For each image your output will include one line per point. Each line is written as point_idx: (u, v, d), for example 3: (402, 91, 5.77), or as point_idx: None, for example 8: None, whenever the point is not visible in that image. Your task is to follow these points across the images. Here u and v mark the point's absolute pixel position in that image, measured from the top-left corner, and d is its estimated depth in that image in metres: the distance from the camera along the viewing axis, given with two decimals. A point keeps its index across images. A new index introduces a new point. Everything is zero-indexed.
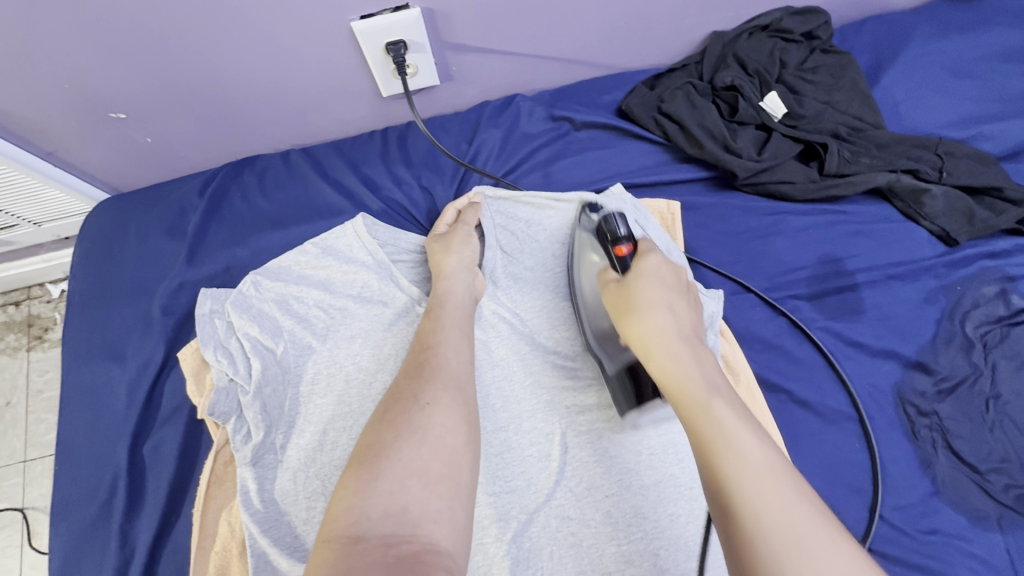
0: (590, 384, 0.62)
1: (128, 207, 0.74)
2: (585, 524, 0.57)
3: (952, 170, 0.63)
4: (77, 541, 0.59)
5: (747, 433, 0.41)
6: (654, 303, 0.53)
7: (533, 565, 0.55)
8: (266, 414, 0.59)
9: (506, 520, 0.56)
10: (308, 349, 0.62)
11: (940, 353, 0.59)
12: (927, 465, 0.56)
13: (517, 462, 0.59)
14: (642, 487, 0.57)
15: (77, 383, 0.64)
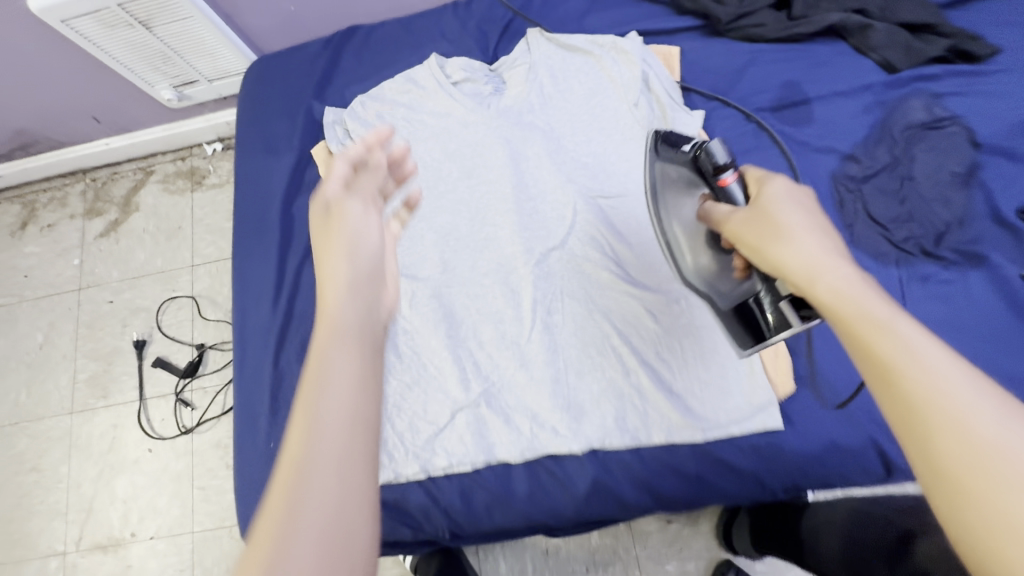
0: (598, 175, 0.84)
1: (272, 58, 1.03)
2: (587, 258, 0.80)
3: (895, 11, 0.83)
4: (252, 262, 0.90)
5: (946, 371, 0.34)
6: (797, 232, 0.46)
7: (549, 281, 0.80)
8: None
9: (531, 253, 0.82)
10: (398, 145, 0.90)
11: (869, 149, 0.79)
12: (848, 224, 0.77)
13: (542, 220, 0.83)
14: (630, 242, 0.80)
15: (248, 171, 0.95)
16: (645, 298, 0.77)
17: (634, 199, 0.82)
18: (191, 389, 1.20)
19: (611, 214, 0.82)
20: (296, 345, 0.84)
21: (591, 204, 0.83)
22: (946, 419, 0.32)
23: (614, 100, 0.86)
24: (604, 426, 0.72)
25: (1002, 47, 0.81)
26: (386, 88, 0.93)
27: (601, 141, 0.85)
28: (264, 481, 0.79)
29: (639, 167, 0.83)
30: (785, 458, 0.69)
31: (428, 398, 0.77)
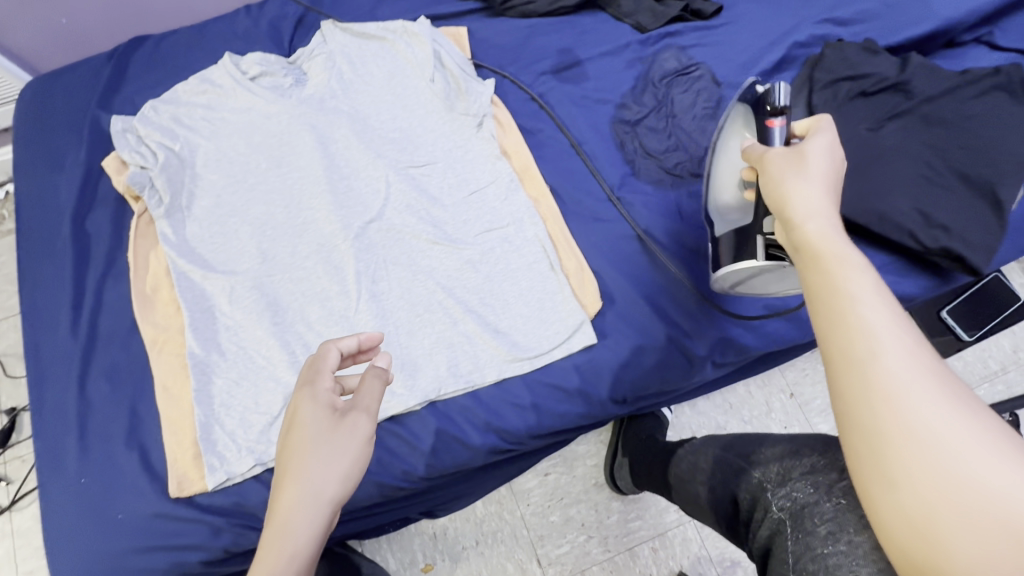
0: (406, 147, 0.87)
1: (48, 77, 0.95)
2: (404, 224, 0.82)
3: None
4: (43, 289, 0.81)
5: (895, 341, 0.36)
6: (808, 184, 0.49)
7: (370, 251, 0.81)
8: (171, 183, 0.84)
9: (349, 228, 0.82)
10: (198, 145, 0.87)
11: (637, 96, 0.91)
12: (630, 161, 0.87)
13: (358, 196, 0.84)
14: (442, 204, 0.84)
15: (31, 195, 0.87)
16: (464, 251, 0.81)
17: (442, 163, 0.86)
18: (4, 461, 1.04)
19: (423, 181, 0.85)
20: (104, 367, 0.77)
21: (403, 174, 0.86)
22: (883, 378, 0.35)
23: (413, 79, 0.91)
24: (438, 376, 0.73)
25: (725, 5, 0.97)
26: (179, 91, 0.90)
27: (406, 116, 0.89)
28: (79, 522, 0.70)
29: (444, 135, 0.88)
30: (604, 368, 0.75)
31: (258, 389, 0.74)
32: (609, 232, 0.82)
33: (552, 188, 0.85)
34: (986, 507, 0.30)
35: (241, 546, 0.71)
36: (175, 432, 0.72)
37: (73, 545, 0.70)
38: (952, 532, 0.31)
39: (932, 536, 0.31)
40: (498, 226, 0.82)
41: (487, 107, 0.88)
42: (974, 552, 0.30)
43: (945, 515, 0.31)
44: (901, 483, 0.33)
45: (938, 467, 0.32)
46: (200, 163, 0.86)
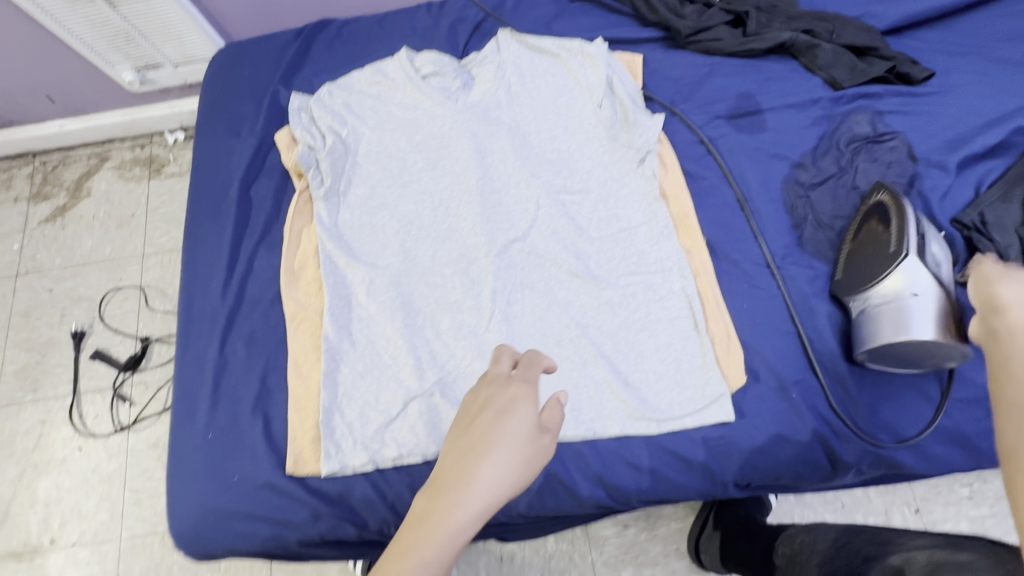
0: (561, 170, 0.85)
1: (239, 46, 1.01)
2: (546, 251, 0.81)
3: (840, 33, 0.88)
4: (203, 245, 0.87)
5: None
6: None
7: (509, 271, 0.80)
8: (334, 168, 0.87)
9: (493, 244, 0.81)
10: (363, 134, 0.89)
11: (818, 158, 0.84)
12: (798, 228, 0.80)
13: (506, 211, 0.83)
14: (589, 236, 0.81)
15: (208, 154, 0.93)
16: (603, 292, 0.77)
17: (595, 195, 0.83)
18: (131, 383, 1.13)
19: (573, 209, 0.83)
20: (244, 331, 0.81)
21: (555, 199, 0.83)
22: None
23: (580, 103, 0.88)
24: None
25: (937, 71, 0.87)
26: (354, 77, 0.93)
27: (566, 139, 0.86)
28: (199, 472, 0.75)
29: (602, 165, 0.85)
30: (735, 450, 0.69)
31: (380, 386, 0.75)
32: (764, 302, 0.75)
33: (709, 242, 0.80)
34: None
35: (337, 535, 0.72)
36: (300, 410, 0.75)
37: (191, 493, 0.74)
38: None
39: None
40: (644, 271, 0.78)
41: (653, 144, 0.84)
42: None
43: None
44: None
45: None
46: (362, 152, 0.88)
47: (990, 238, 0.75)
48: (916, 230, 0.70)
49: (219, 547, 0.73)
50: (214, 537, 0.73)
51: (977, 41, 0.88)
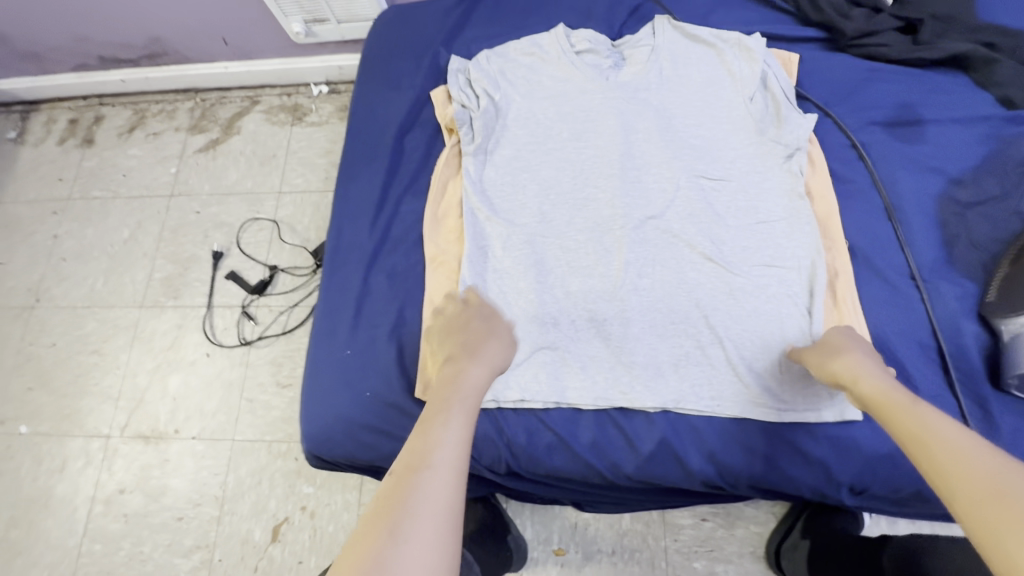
0: (703, 157, 0.86)
1: (404, 7, 1.09)
2: (682, 231, 0.82)
3: (1023, 51, 0.84)
4: (356, 184, 0.95)
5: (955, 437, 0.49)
6: (859, 353, 0.64)
7: (642, 245, 0.82)
8: (484, 128, 0.92)
9: (629, 218, 0.84)
10: (513, 100, 0.93)
11: (980, 175, 0.81)
12: (949, 244, 0.78)
13: (644, 189, 0.85)
14: (725, 224, 0.82)
15: (367, 104, 1.01)
16: (735, 279, 0.77)
17: (737, 184, 0.84)
18: (256, 305, 1.24)
19: (712, 195, 0.84)
20: (387, 266, 0.88)
21: (695, 183, 0.85)
22: (953, 462, 0.47)
23: (731, 93, 0.89)
24: (680, 389, 0.73)
25: None
26: (511, 47, 0.98)
27: (714, 126, 0.87)
28: (334, 385, 0.82)
29: (747, 156, 0.85)
30: (857, 454, 0.69)
31: (507, 334, 0.79)
32: (904, 313, 0.74)
33: (849, 245, 0.79)
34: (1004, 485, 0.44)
35: None
36: None
37: (325, 402, 0.82)
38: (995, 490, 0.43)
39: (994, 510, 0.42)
40: (779, 265, 0.78)
41: (803, 141, 0.84)
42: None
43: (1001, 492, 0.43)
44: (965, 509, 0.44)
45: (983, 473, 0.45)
46: (512, 117, 0.93)
47: None
48: None
49: (345, 454, 0.81)
50: (342, 443, 0.81)
51: None
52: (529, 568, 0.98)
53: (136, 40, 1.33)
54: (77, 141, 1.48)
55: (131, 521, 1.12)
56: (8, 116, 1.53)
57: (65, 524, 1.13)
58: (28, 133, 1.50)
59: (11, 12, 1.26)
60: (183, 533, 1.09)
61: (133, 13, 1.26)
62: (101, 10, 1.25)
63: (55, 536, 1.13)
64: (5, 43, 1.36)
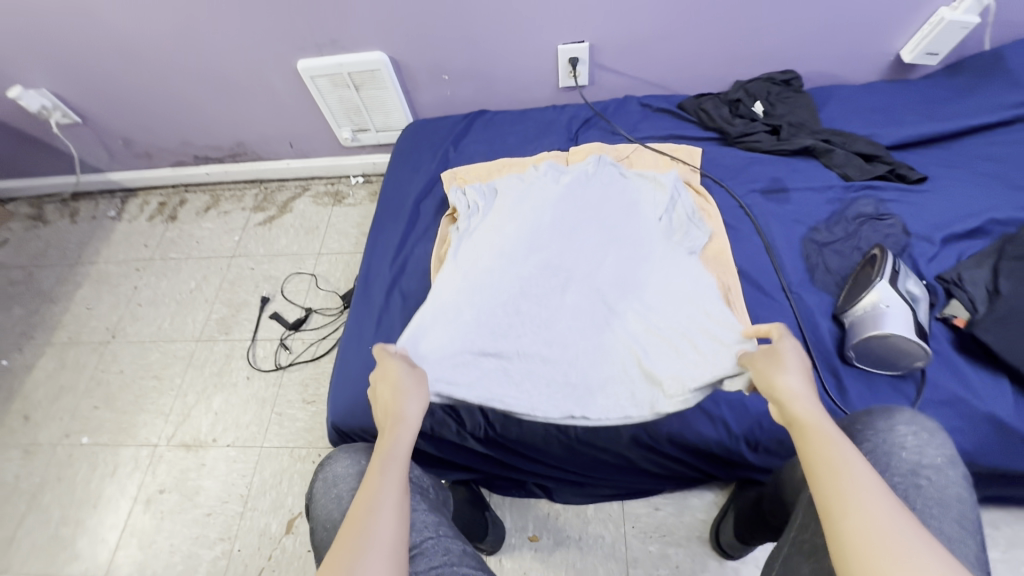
0: (624, 242, 1.05)
1: (425, 122, 1.52)
2: (608, 294, 0.98)
3: (851, 144, 1.21)
4: (383, 232, 1.29)
5: (885, 507, 0.52)
6: (798, 374, 0.67)
7: (579, 295, 0.98)
8: (467, 217, 1.16)
9: (565, 281, 1.01)
10: (490, 198, 1.18)
11: (830, 224, 1.13)
12: (811, 269, 1.08)
13: (578, 257, 1.03)
14: (640, 286, 0.98)
15: (395, 182, 1.39)
16: (659, 329, 0.91)
17: (655, 262, 1.01)
18: (292, 339, 1.53)
19: (635, 269, 1.00)
20: (402, 288, 1.18)
21: (620, 260, 1.02)
22: (863, 527, 0.51)
23: (649, 209, 1.10)
24: (607, 408, 0.86)
25: (928, 176, 1.16)
26: (498, 178, 1.23)
27: (634, 223, 1.07)
28: (357, 371, 1.08)
29: (658, 244, 1.04)
30: (746, 411, 0.92)
31: (459, 352, 0.91)
32: (777, 314, 1.02)
33: (739, 270, 1.09)
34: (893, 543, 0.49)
35: (443, 428, 1.01)
36: None
37: (348, 384, 1.07)
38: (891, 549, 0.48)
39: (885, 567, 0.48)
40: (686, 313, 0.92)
41: (699, 248, 1.06)
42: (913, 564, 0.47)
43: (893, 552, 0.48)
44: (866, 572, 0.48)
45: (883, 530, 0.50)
46: (486, 211, 1.15)
47: (964, 289, 0.97)
48: (893, 269, 0.96)
49: (359, 422, 1.04)
50: (359, 414, 1.04)
51: (967, 160, 1.17)
52: (507, 551, 1.14)
53: (224, 143, 1.79)
54: (163, 218, 1.88)
55: (166, 517, 1.29)
56: (112, 200, 1.96)
57: (108, 522, 1.30)
58: (126, 212, 1.92)
59: (139, 124, 1.73)
60: (210, 527, 1.26)
61: (227, 124, 1.72)
62: (205, 122, 1.72)
63: (97, 532, 1.29)
64: (126, 146, 1.83)
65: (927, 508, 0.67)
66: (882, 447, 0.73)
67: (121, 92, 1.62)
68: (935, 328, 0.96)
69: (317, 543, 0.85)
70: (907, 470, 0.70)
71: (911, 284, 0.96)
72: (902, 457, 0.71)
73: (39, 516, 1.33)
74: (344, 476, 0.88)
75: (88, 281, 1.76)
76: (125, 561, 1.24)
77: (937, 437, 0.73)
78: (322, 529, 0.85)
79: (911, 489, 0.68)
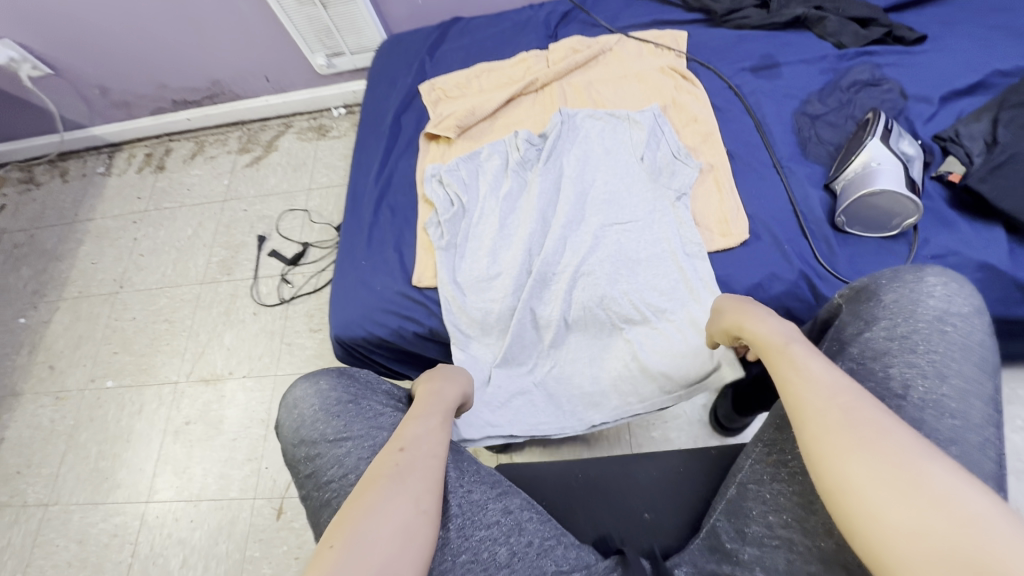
0: (612, 210, 1.03)
1: (398, 37, 1.45)
2: (603, 275, 0.96)
3: (846, 9, 1.14)
4: (368, 150, 1.27)
5: (838, 399, 0.46)
6: (751, 306, 0.71)
7: (575, 292, 0.97)
8: (453, 226, 1.08)
9: (563, 279, 0.98)
10: (473, 194, 1.12)
11: (824, 97, 1.08)
12: (803, 144, 1.04)
13: (575, 242, 1.01)
14: (635, 256, 0.97)
15: (374, 100, 1.35)
16: (648, 306, 0.94)
17: (642, 223, 1.00)
18: (293, 273, 1.55)
19: (622, 236, 1.00)
20: (391, 204, 1.18)
21: (607, 228, 1.01)
22: (812, 412, 0.46)
23: (628, 155, 1.09)
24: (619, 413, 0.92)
25: (929, 36, 1.09)
26: (475, 161, 1.16)
27: (615, 184, 1.06)
28: (355, 286, 1.09)
29: (644, 201, 1.03)
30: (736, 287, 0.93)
31: (496, 394, 0.94)
32: (769, 190, 1.00)
33: (729, 152, 1.06)
34: (839, 420, 0.44)
35: (442, 332, 1.03)
36: (424, 249, 1.08)
37: (348, 299, 1.08)
38: (835, 424, 0.44)
39: (831, 447, 0.43)
40: (676, 280, 0.95)
41: (689, 186, 1.02)
42: (856, 433, 0.42)
43: (839, 426, 0.44)
44: (824, 472, 0.42)
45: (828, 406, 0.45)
46: (474, 215, 1.09)
47: (961, 145, 0.94)
48: (887, 128, 0.92)
49: (362, 332, 1.05)
50: (359, 326, 1.06)
51: (971, 14, 1.10)
52: (514, 449, 1.19)
53: (200, 84, 1.74)
54: (151, 169, 1.87)
55: (195, 444, 1.37)
56: (99, 157, 1.95)
57: (141, 454, 1.38)
58: (115, 167, 1.91)
59: (112, 70, 1.69)
60: (237, 449, 1.34)
61: (200, 62, 1.67)
62: (177, 61, 1.67)
63: (135, 462, 1.38)
64: (102, 95, 1.79)
65: (947, 360, 0.51)
66: (906, 297, 0.56)
67: (87, 35, 1.57)
68: (930, 187, 0.93)
69: (291, 467, 0.75)
70: (930, 317, 0.54)
71: (905, 142, 0.93)
72: (922, 308, 0.55)
73: (79, 453, 1.42)
74: (305, 396, 0.79)
75: (88, 237, 1.78)
76: (164, 486, 1.33)
77: (968, 285, 0.57)
78: (293, 453, 0.75)
79: (934, 337, 0.53)
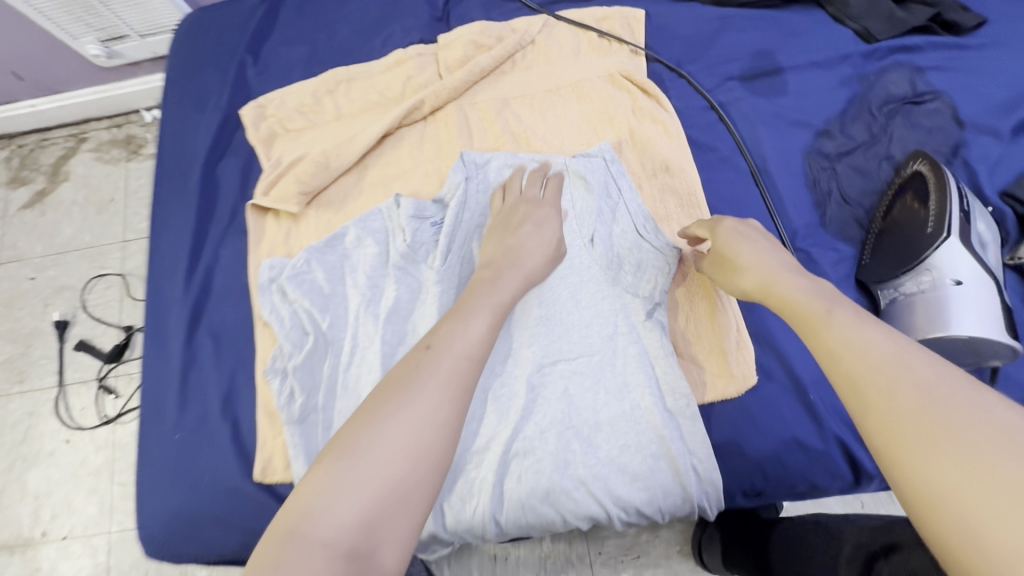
0: (555, 338, 0.67)
1: (202, 11, 0.91)
2: (546, 459, 0.62)
3: None
4: (169, 225, 0.80)
5: (905, 361, 0.38)
6: (744, 244, 0.59)
7: (505, 486, 0.63)
8: (310, 377, 0.68)
9: (491, 462, 0.63)
10: (337, 315, 0.70)
11: (847, 124, 0.74)
12: (820, 206, 0.71)
13: (505, 401, 0.65)
14: (594, 423, 0.63)
15: (170, 129, 0.85)
16: (619, 501, 0.62)
17: (599, 359, 0.65)
18: (116, 374, 1.10)
19: (571, 384, 0.65)
20: (214, 325, 0.76)
21: (546, 371, 0.66)
22: (872, 386, 0.38)
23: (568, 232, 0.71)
24: None
25: (989, 19, 0.75)
26: (335, 250, 0.74)
27: (552, 285, 0.68)
28: (167, 479, 0.69)
29: (601, 318, 0.67)
30: (743, 458, 0.63)
31: None
32: None
33: None
34: (903, 389, 0.36)
35: None
36: (269, 413, 0.70)
37: (157, 505, 0.69)
38: (906, 396, 0.36)
39: (911, 421, 0.35)
40: (654, 455, 0.62)
41: (664, 291, 0.68)
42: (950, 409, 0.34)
43: (907, 389, 0.36)
44: (909, 470, 0.33)
45: (889, 372, 0.37)
46: (340, 352, 0.69)
47: None
48: (960, 207, 0.62)
49: (191, 556, 0.68)
50: (184, 546, 0.68)
51: None
52: None
53: None
54: None
55: None
56: None
57: None
58: None
59: None
60: None
61: None
62: None
63: None
64: None
65: None
66: None
67: None
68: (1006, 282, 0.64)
69: None
70: None
71: (979, 231, 0.62)
72: None
73: None
74: None
75: None
76: None
77: None
78: None
79: None
